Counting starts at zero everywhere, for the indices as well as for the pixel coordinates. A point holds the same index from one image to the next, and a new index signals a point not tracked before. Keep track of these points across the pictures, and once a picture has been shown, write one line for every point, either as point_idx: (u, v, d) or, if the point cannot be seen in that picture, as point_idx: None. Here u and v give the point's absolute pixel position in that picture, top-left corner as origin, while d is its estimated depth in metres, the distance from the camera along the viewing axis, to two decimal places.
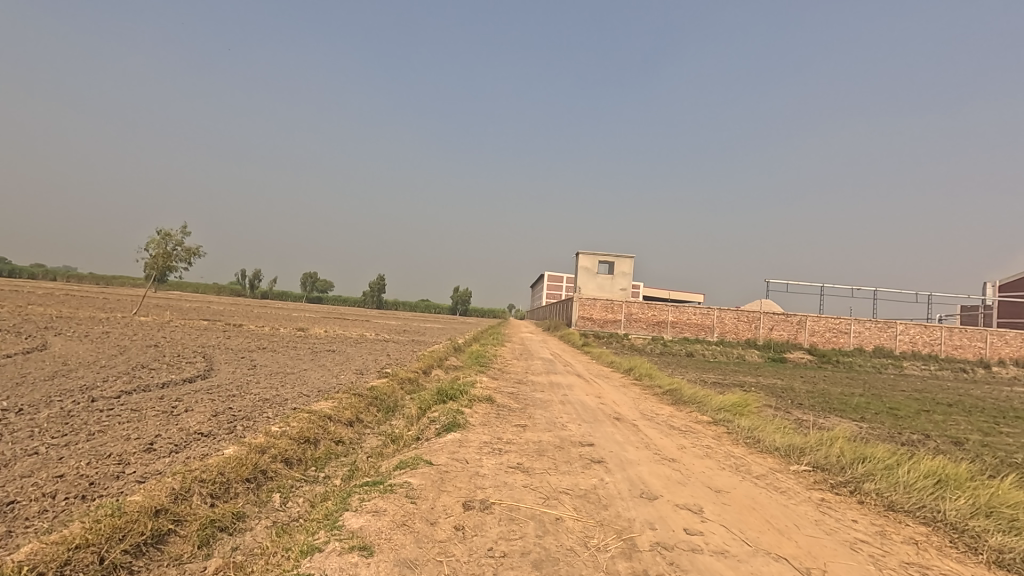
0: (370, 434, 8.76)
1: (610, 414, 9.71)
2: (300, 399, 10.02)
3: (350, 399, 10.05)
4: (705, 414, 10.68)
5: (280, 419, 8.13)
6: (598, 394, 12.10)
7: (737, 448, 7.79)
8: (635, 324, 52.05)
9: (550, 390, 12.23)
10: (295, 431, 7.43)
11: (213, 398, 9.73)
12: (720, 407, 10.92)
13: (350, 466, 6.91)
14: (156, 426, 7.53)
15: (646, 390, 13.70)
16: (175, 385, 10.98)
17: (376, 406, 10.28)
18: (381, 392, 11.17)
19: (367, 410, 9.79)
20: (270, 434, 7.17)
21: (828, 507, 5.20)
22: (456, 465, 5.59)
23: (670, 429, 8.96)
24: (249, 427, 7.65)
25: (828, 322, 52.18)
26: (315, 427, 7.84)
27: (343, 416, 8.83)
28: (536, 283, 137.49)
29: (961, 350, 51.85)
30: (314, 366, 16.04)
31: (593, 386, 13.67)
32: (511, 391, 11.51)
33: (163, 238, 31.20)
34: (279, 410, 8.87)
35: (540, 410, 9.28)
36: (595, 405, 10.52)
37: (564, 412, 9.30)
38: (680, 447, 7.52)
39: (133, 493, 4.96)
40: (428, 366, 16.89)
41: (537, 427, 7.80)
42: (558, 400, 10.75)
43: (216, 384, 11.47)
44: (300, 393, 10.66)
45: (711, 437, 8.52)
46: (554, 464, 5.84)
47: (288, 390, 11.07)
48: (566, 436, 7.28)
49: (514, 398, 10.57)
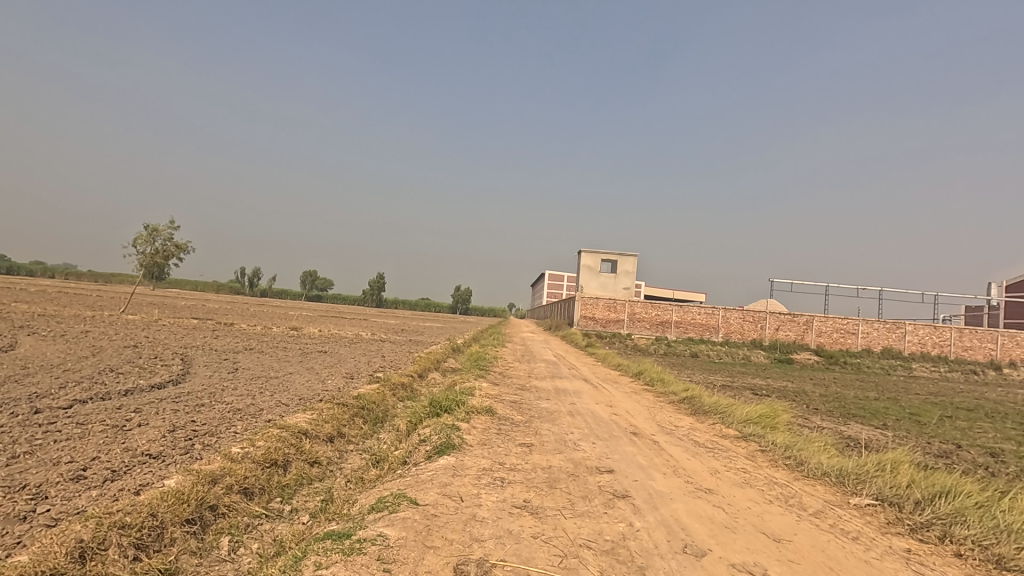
0: (353, 453, 7.64)
1: (626, 428, 8.57)
2: (277, 410, 8.92)
3: (332, 409, 8.94)
4: (730, 427, 9.55)
5: (246, 435, 7.03)
6: (609, 403, 10.96)
7: (778, 472, 6.68)
8: (639, 324, 50.96)
9: (557, 398, 11.11)
10: (259, 452, 6.29)
11: (179, 410, 8.59)
12: (747, 420, 9.81)
13: (323, 496, 5.81)
14: (98, 445, 6.41)
15: (658, 397, 12.63)
16: (139, 393, 9.82)
17: (362, 417, 9.16)
18: (369, 401, 10.02)
19: (351, 423, 8.68)
20: (229, 457, 6.06)
21: (921, 563, 4.09)
22: (447, 505, 4.46)
23: (697, 447, 7.87)
24: (208, 447, 6.55)
25: (836, 322, 51.06)
26: (285, 446, 6.71)
27: (321, 432, 7.72)
28: (537, 283, 136.50)
29: (972, 351, 50.67)
30: (301, 370, 14.87)
31: (602, 393, 12.54)
32: (514, 400, 10.38)
33: (151, 234, 30.06)
34: (248, 424, 7.77)
35: (547, 424, 8.15)
36: (607, 417, 9.39)
37: (574, 426, 8.19)
38: (713, 472, 6.44)
39: (28, 546, 3.84)
40: (423, 369, 15.68)
41: (546, 447, 6.69)
42: (567, 411, 9.62)
43: (186, 392, 10.32)
44: (278, 403, 9.55)
45: (744, 457, 7.41)
46: (570, 502, 4.73)
47: (265, 399, 9.94)
48: (580, 460, 6.16)
49: (518, 408, 9.45)
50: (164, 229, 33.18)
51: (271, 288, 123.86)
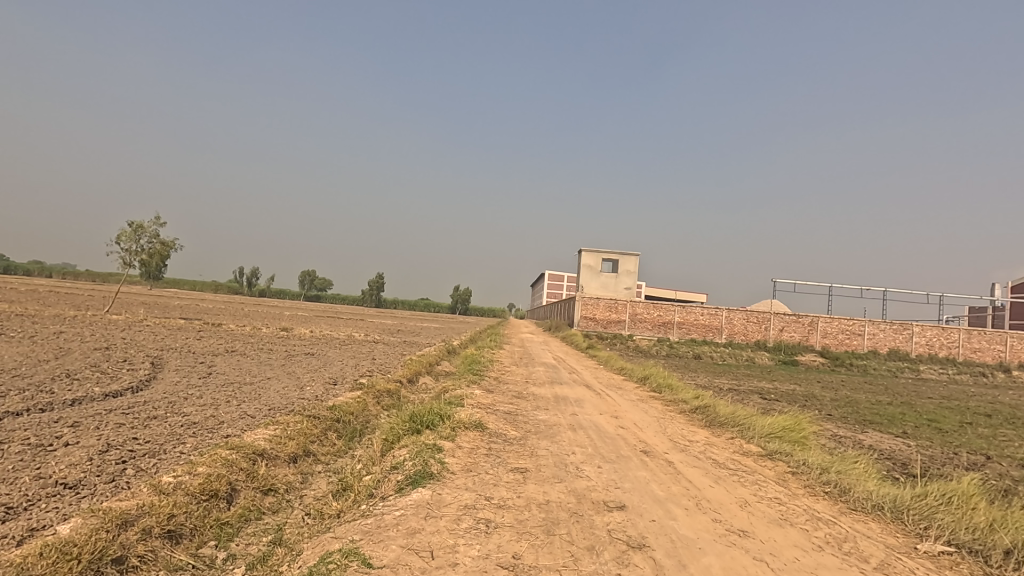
0: (319, 476, 6.56)
1: (635, 446, 7.48)
2: (239, 425, 7.82)
3: (301, 423, 7.87)
4: (752, 443, 8.47)
5: (191, 458, 5.98)
6: (614, 414, 9.86)
7: (819, 503, 5.61)
8: (640, 325, 49.93)
9: (556, 408, 10.03)
10: (197, 481, 5.19)
11: (124, 423, 7.50)
12: (770, 434, 8.75)
13: (271, 536, 4.73)
14: (6, 471, 5.33)
15: (667, 406, 11.55)
16: (86, 403, 8.72)
17: (336, 432, 8.09)
18: (346, 412, 8.94)
19: (322, 439, 7.62)
20: (158, 487, 5.01)
21: None
22: (412, 567, 3.39)
23: (718, 469, 6.82)
24: (142, 474, 5.48)
25: (842, 323, 49.99)
26: (233, 471, 5.65)
27: (283, 451, 6.66)
28: (537, 284, 135.67)
29: (980, 354, 49.54)
30: (280, 374, 13.76)
31: (606, 401, 11.44)
32: (508, 411, 9.28)
33: (136, 230, 28.94)
34: (199, 443, 6.70)
35: (545, 442, 7.06)
36: (613, 431, 8.33)
37: (575, 444, 7.13)
38: (742, 505, 5.37)
39: None
40: (413, 374, 14.56)
41: (544, 473, 5.63)
42: (568, 423, 8.56)
43: (142, 401, 9.21)
44: (242, 415, 8.48)
45: (774, 482, 6.33)
46: (573, 558, 3.67)
47: (228, 410, 8.84)
48: (584, 493, 5.07)
49: (513, 421, 8.38)
50: (150, 226, 32.14)
51: (269, 287, 122.99)
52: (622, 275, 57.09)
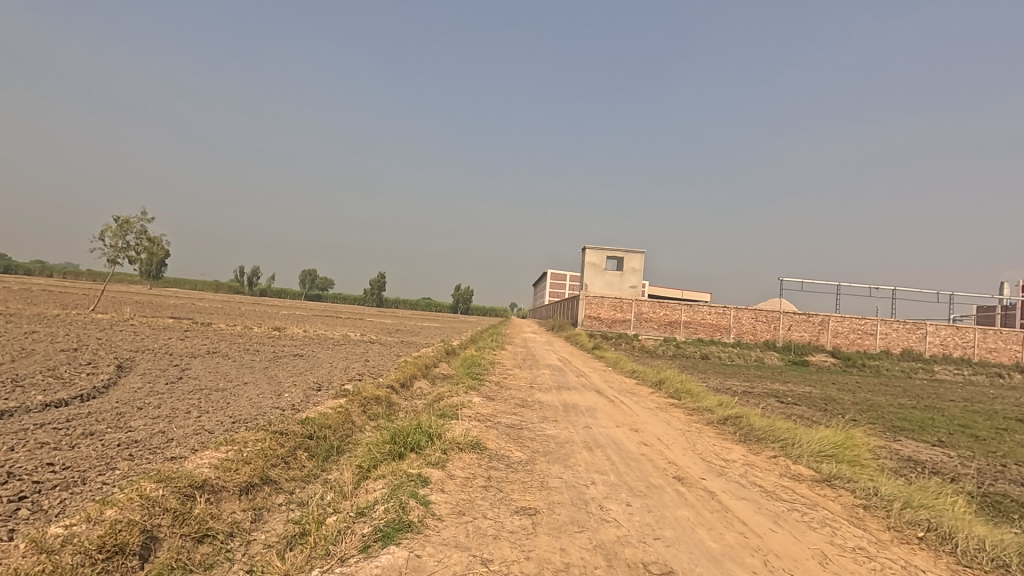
0: (278, 512, 5.28)
1: (664, 471, 6.16)
2: (190, 444, 6.51)
3: (264, 440, 6.57)
4: (799, 463, 7.18)
5: (106, 494, 4.66)
6: (633, 428, 8.55)
7: (917, 557, 4.31)
8: (646, 324, 48.54)
9: (568, 420, 8.73)
10: (98, 532, 3.87)
11: (48, 443, 6.18)
12: (821, 453, 7.42)
13: None
14: None
15: (690, 416, 10.21)
16: (14, 416, 7.37)
17: (307, 452, 6.80)
18: (322, 425, 7.64)
19: (287, 462, 6.33)
20: (39, 542, 3.70)
21: None
22: None
23: (772, 502, 5.51)
24: (30, 520, 4.15)
25: (853, 323, 48.54)
26: (155, 514, 4.32)
27: (234, 480, 5.36)
28: (539, 284, 134.46)
29: (996, 354, 48.07)
30: (259, 379, 12.43)
31: (622, 411, 10.12)
32: (511, 424, 7.97)
33: (122, 227, 27.59)
34: (128, 473, 5.37)
35: (557, 468, 5.75)
36: (635, 450, 7.05)
37: (594, 470, 5.81)
38: (823, 563, 4.04)
39: None
40: (405, 378, 13.25)
41: (561, 519, 4.30)
42: (582, 440, 7.27)
43: (84, 413, 7.85)
44: (198, 431, 7.14)
45: (847, 523, 5.02)
46: None
47: (184, 424, 7.51)
48: (616, 550, 3.77)
49: (516, 438, 7.05)
50: (137, 222, 30.73)
51: (270, 286, 122.04)
52: (627, 273, 55.62)
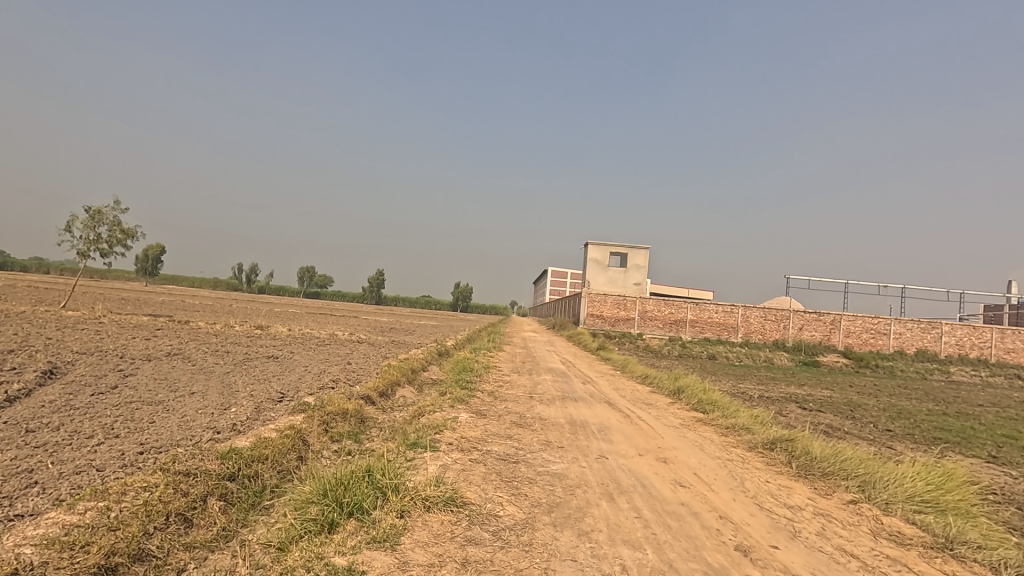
0: None
1: (720, 538, 4.28)
2: (51, 493, 4.63)
3: (156, 488, 4.68)
4: (894, 514, 5.34)
5: None
6: (661, 457, 6.68)
7: None
8: (651, 323, 46.62)
9: (577, 448, 6.80)
10: None
11: None
12: (918, 500, 5.56)
13: None
14: None
15: (725, 438, 8.36)
16: None
17: (220, 501, 4.92)
18: (254, 456, 5.80)
19: (183, 522, 4.44)
20: None
21: None
22: None
23: None
24: None
25: (866, 323, 46.59)
26: None
27: (69, 565, 3.46)
28: (540, 281, 132.47)
29: (1014, 354, 46.14)
30: (210, 388, 10.50)
31: (643, 431, 8.24)
32: (505, 457, 6.07)
33: (92, 217, 25.74)
34: None
35: (570, 540, 3.88)
36: (672, 498, 5.18)
37: (620, 543, 3.91)
38: None
39: None
40: (385, 387, 11.37)
41: None
42: (597, 483, 5.37)
43: None
44: (76, 468, 5.26)
45: None
46: None
47: (67, 458, 5.63)
48: None
49: (510, 481, 5.17)
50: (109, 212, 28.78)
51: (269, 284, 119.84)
52: (631, 270, 53.80)
